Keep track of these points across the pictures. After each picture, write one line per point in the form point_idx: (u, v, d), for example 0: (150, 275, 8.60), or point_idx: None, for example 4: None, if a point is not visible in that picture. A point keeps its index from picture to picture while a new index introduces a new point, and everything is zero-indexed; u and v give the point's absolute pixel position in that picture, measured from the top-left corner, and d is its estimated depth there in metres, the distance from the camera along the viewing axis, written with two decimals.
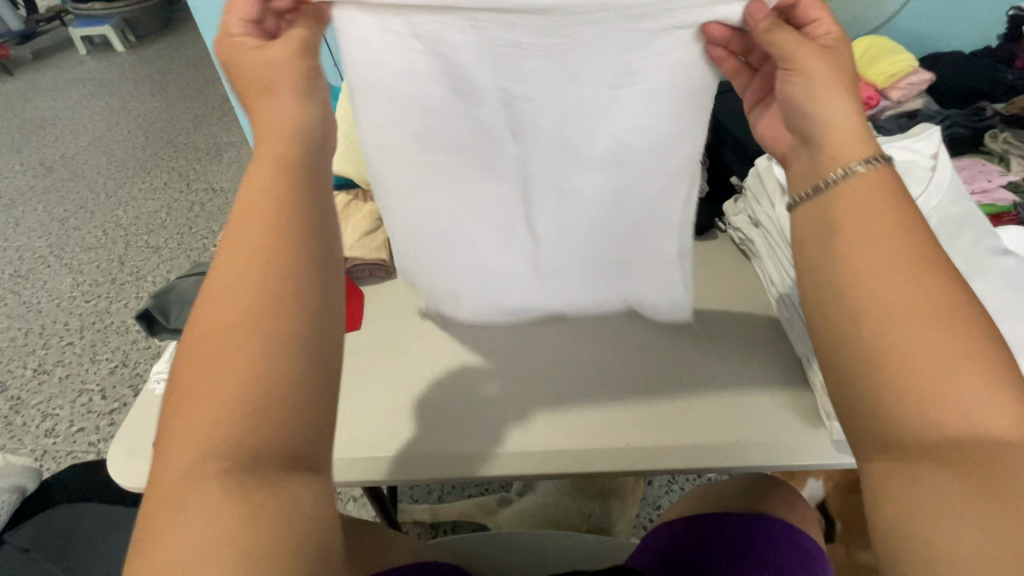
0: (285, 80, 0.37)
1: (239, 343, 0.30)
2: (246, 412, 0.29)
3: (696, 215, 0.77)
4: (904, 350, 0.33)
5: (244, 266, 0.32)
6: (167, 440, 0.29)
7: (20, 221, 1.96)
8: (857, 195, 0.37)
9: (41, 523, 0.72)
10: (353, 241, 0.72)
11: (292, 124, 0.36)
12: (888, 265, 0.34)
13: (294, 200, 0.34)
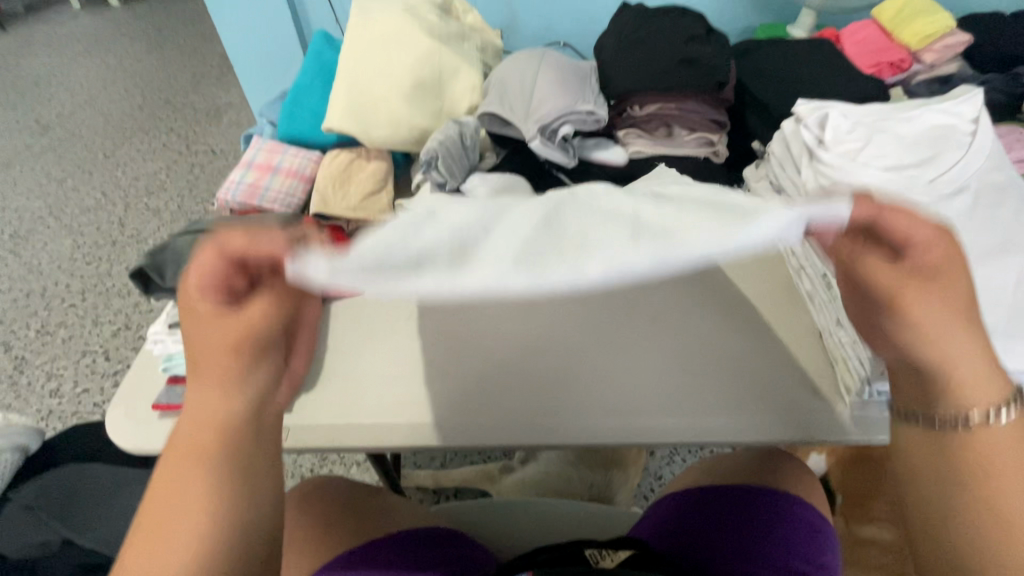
0: (214, 369, 0.35)
1: (162, 539, 0.31)
2: None
3: (715, 181, 0.74)
4: (970, 530, 0.32)
5: (187, 457, 0.33)
6: None
7: (17, 181, 1.92)
8: (988, 442, 0.32)
9: (45, 483, 0.72)
10: (357, 202, 0.69)
11: (243, 388, 0.35)
12: (1000, 461, 0.32)
13: (248, 425, 0.35)
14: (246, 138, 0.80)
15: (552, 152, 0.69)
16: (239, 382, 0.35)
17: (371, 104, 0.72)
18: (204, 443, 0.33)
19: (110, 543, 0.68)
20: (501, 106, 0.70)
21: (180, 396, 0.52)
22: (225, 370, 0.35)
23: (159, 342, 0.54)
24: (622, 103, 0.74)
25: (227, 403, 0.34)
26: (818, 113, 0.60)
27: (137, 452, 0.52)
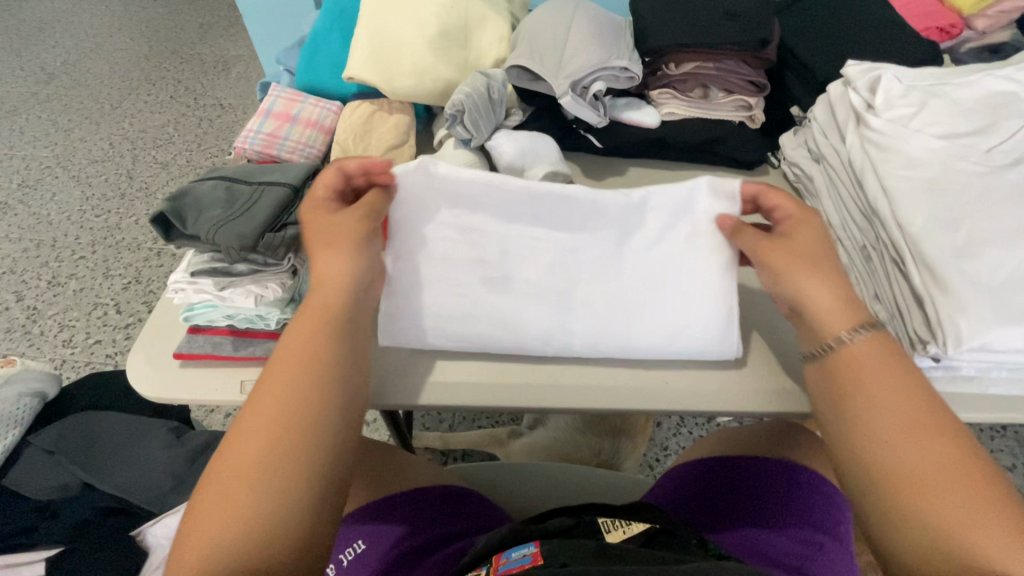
0: (339, 232, 0.45)
1: (297, 371, 0.38)
2: (284, 437, 0.36)
3: (749, 148, 0.71)
4: (914, 475, 0.35)
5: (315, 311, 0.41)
6: (239, 428, 0.36)
7: (24, 128, 1.89)
8: (864, 357, 0.40)
9: (64, 428, 0.71)
10: (378, 154, 0.66)
11: (355, 255, 0.44)
12: (885, 373, 0.39)
13: (352, 295, 0.43)
14: (263, 86, 0.77)
15: (584, 109, 0.66)
16: (349, 256, 0.44)
17: (395, 53, 0.69)
18: (331, 287, 0.43)
19: (131, 489, 0.68)
20: (530, 59, 0.67)
21: (200, 346, 0.51)
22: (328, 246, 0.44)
23: (179, 292, 0.50)
24: (657, 61, 0.70)
25: (342, 261, 0.43)
26: (869, 75, 0.57)
27: (159, 401, 0.51)
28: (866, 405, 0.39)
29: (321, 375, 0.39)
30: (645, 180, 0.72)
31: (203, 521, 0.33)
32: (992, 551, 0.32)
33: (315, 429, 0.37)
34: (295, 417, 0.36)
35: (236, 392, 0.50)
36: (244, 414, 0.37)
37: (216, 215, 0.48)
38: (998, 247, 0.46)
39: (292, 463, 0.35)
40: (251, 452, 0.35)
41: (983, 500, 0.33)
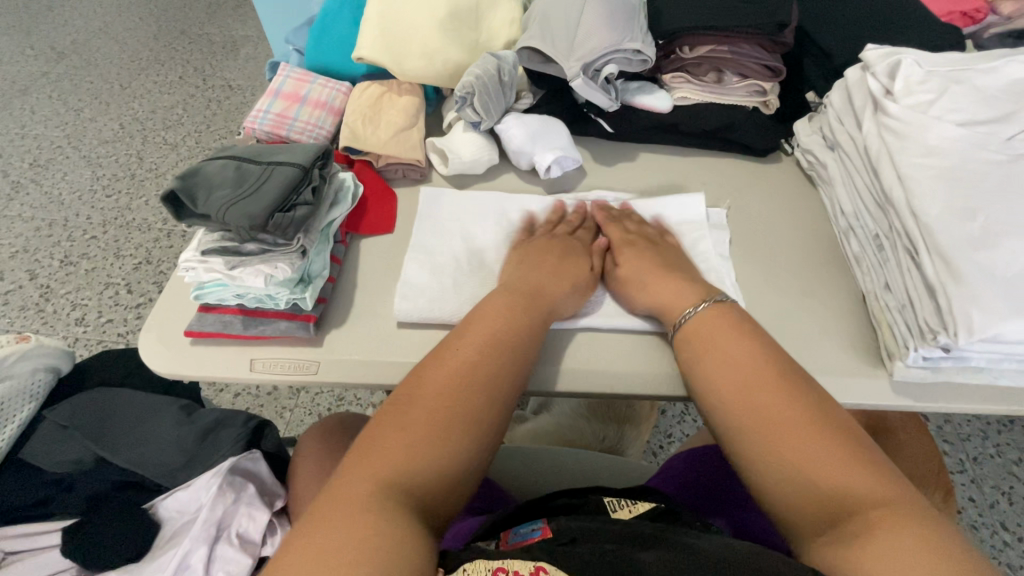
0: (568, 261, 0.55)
1: (493, 347, 0.46)
2: (477, 392, 0.43)
3: (762, 134, 0.70)
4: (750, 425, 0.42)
5: (513, 303, 0.50)
6: (438, 370, 0.43)
7: (34, 108, 1.89)
8: (709, 330, 0.48)
9: (76, 404, 0.73)
10: (386, 136, 0.66)
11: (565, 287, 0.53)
12: (739, 347, 0.46)
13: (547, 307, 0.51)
14: (272, 66, 0.76)
15: (595, 92, 0.65)
16: (573, 289, 0.54)
17: (405, 34, 0.68)
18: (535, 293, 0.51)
19: (142, 464, 0.69)
20: (542, 40, 0.66)
21: (211, 324, 0.52)
22: (549, 270, 0.54)
23: (190, 271, 0.50)
24: (671, 44, 0.69)
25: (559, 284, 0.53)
26: (889, 60, 0.56)
27: (172, 377, 0.52)
28: (710, 369, 0.46)
29: (515, 365, 0.46)
30: (655, 166, 0.71)
31: (411, 433, 0.40)
32: (829, 479, 0.38)
33: (503, 400, 0.44)
34: (497, 382, 0.44)
35: (246, 369, 0.51)
36: (449, 361, 0.44)
37: (225, 195, 0.48)
38: (1015, 238, 0.45)
39: (486, 422, 0.42)
40: (453, 392, 0.42)
41: (816, 437, 0.40)
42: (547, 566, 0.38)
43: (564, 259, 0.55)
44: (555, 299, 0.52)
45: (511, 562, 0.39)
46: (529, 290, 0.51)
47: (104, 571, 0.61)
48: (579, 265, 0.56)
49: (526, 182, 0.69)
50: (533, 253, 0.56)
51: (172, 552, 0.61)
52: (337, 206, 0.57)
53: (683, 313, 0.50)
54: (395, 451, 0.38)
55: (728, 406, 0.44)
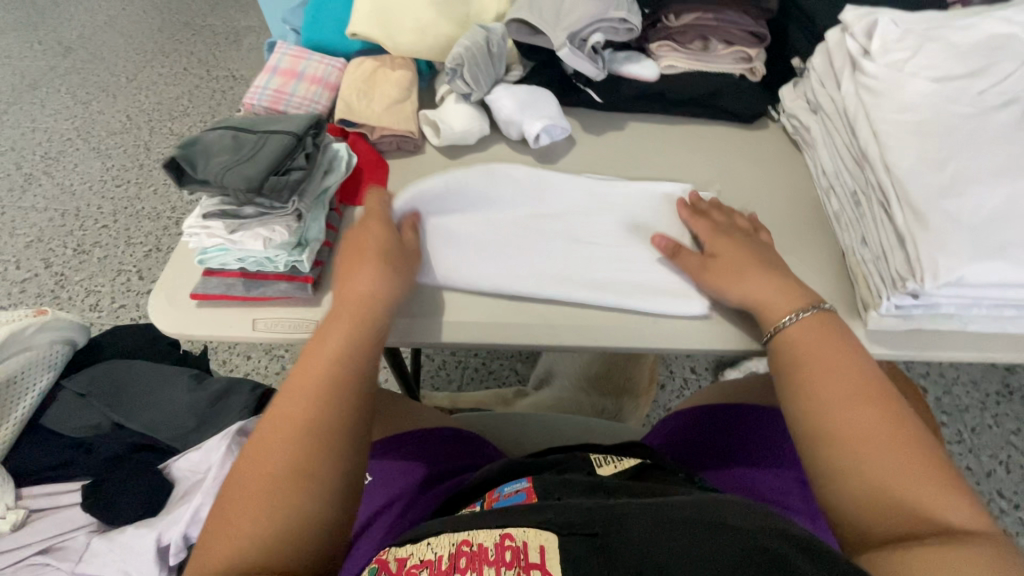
0: (393, 254, 0.53)
1: (314, 378, 0.44)
2: (305, 435, 0.42)
3: (749, 100, 0.71)
4: (847, 436, 0.42)
5: (345, 319, 0.48)
6: (268, 423, 0.43)
7: (44, 102, 1.93)
8: (803, 340, 0.48)
9: (95, 374, 0.77)
10: (381, 109, 0.68)
11: (382, 289, 0.50)
12: (844, 358, 0.46)
13: (376, 309, 0.49)
14: (269, 45, 0.78)
15: (582, 62, 0.67)
16: (387, 272, 0.51)
17: (397, 10, 0.70)
18: (360, 300, 0.49)
19: (157, 427, 0.73)
20: (529, 11, 0.67)
21: (215, 287, 0.55)
22: (370, 269, 0.51)
23: (193, 236, 0.53)
24: (656, 13, 0.70)
25: (382, 279, 0.50)
26: (867, 19, 0.57)
27: (179, 337, 0.55)
28: (814, 377, 0.46)
29: (342, 385, 0.45)
30: (643, 135, 0.73)
31: (243, 501, 0.39)
32: (922, 504, 0.38)
33: (337, 428, 0.43)
34: (316, 432, 0.42)
35: (249, 328, 0.54)
36: (275, 415, 0.43)
37: (224, 160, 0.51)
38: (982, 186, 0.47)
39: (319, 471, 0.41)
40: (280, 447, 0.41)
41: (914, 459, 0.40)
42: (513, 533, 0.38)
43: (378, 246, 0.52)
44: (387, 297, 0.50)
45: (475, 534, 0.39)
46: (359, 300, 0.49)
47: (122, 526, 0.65)
48: (392, 241, 0.54)
49: (516, 151, 0.71)
50: (344, 257, 0.53)
51: (186, 505, 0.65)
52: (331, 173, 0.59)
53: (781, 320, 0.50)
54: (243, 528, 0.38)
55: (829, 412, 0.44)
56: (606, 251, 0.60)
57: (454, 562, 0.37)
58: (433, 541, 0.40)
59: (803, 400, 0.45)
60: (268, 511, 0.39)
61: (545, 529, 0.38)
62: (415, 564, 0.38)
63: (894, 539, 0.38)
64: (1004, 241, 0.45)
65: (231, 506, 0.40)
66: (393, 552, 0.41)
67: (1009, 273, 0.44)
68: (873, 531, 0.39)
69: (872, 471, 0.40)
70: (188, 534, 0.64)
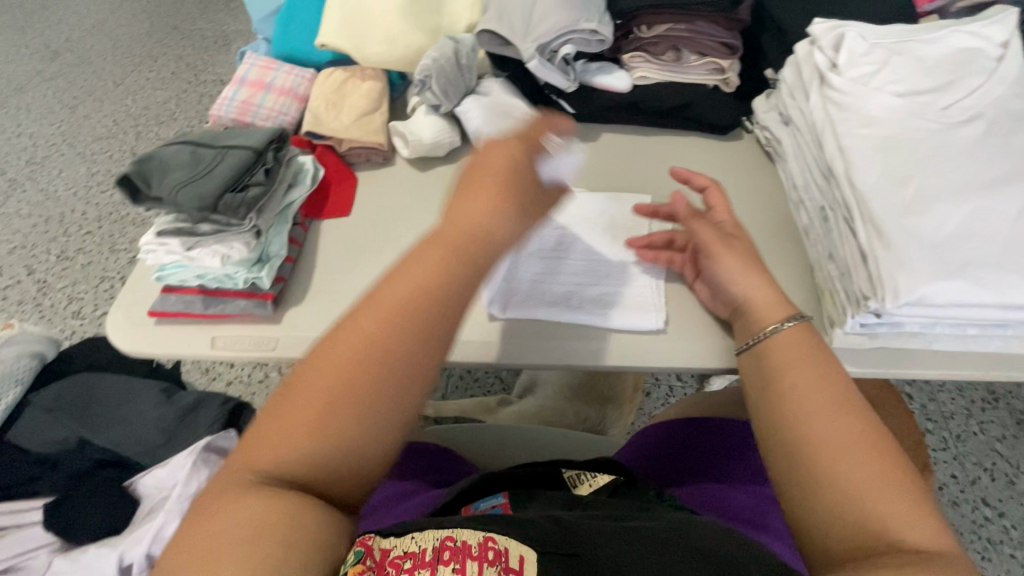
0: (518, 176, 0.40)
1: (412, 298, 0.33)
2: (386, 366, 0.32)
3: (722, 111, 0.71)
4: (817, 448, 0.40)
5: (456, 239, 0.36)
6: (344, 323, 0.32)
7: (30, 106, 1.92)
8: (785, 349, 0.46)
9: (61, 389, 0.76)
10: (349, 121, 0.67)
11: (501, 220, 0.38)
12: (825, 368, 0.44)
13: (491, 243, 0.37)
14: (240, 55, 0.77)
15: (552, 74, 0.66)
16: (511, 205, 0.39)
17: (366, 21, 0.70)
18: (470, 224, 0.37)
19: (124, 443, 0.72)
20: (499, 22, 0.67)
21: (173, 304, 0.54)
22: (489, 198, 0.38)
23: (149, 253, 0.52)
24: (628, 24, 0.70)
25: (502, 213, 0.38)
26: (835, 32, 0.56)
27: (137, 355, 0.54)
28: (795, 387, 0.44)
29: (445, 320, 0.33)
30: (616, 146, 0.72)
31: (293, 407, 0.30)
32: (888, 523, 0.36)
33: (423, 373, 0.33)
34: (394, 370, 0.31)
35: (208, 346, 0.53)
36: (354, 315, 0.33)
37: (180, 176, 0.50)
38: (945, 204, 0.46)
39: (388, 416, 0.31)
40: (353, 363, 0.31)
41: (886, 475, 0.38)
42: (497, 537, 0.34)
43: (503, 177, 0.39)
44: (502, 241, 0.38)
45: (460, 530, 0.34)
46: (472, 221, 0.37)
47: (84, 544, 0.63)
48: (527, 180, 0.41)
49: None
50: (464, 178, 0.40)
51: (149, 523, 0.64)
52: (296, 186, 0.59)
53: (763, 329, 0.48)
54: (284, 444, 0.30)
55: (806, 425, 0.41)
56: (574, 268, 0.60)
57: (437, 556, 0.31)
58: (415, 535, 0.34)
59: (780, 410, 0.43)
60: (321, 439, 0.30)
61: (526, 539, 0.34)
62: (398, 555, 0.32)
63: (848, 555, 0.36)
64: (966, 260, 0.44)
65: (281, 406, 0.31)
66: (376, 538, 0.33)
67: (971, 292, 0.43)
68: (834, 547, 0.37)
69: (840, 483, 0.38)
70: (151, 553, 0.62)
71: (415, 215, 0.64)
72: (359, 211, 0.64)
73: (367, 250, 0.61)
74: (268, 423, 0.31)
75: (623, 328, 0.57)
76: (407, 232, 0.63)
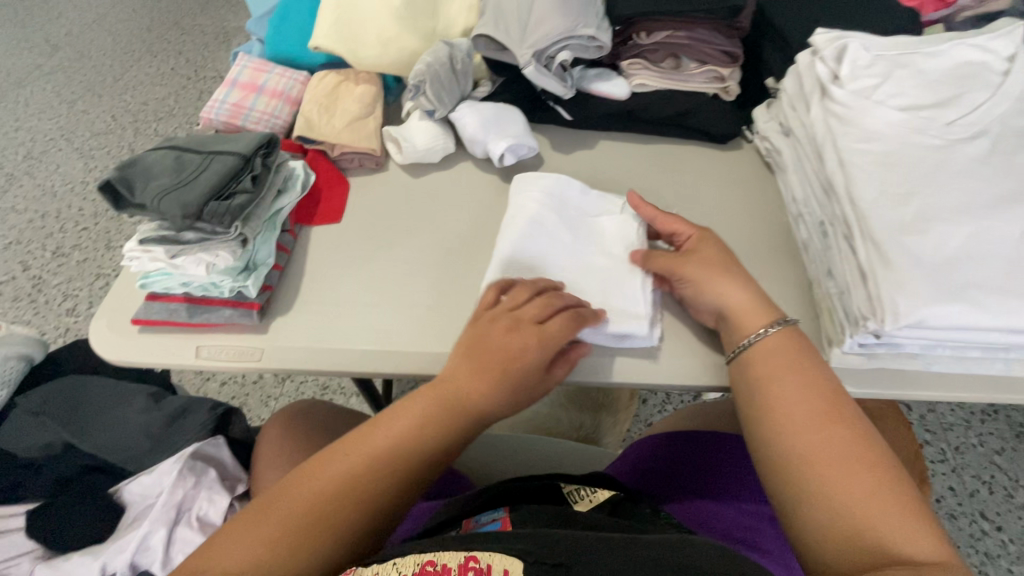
0: (509, 352, 0.46)
1: (382, 457, 0.43)
2: (349, 508, 0.41)
3: (721, 120, 0.70)
4: (810, 459, 0.40)
5: (427, 411, 0.45)
6: (325, 461, 0.43)
7: (28, 100, 1.91)
8: (769, 357, 0.46)
9: (49, 393, 0.75)
10: (341, 125, 0.66)
11: (472, 391, 0.45)
12: (811, 381, 0.44)
13: (456, 424, 0.45)
14: (233, 55, 0.76)
15: (548, 80, 0.65)
16: (492, 380, 0.46)
17: (360, 24, 0.68)
18: (449, 400, 0.45)
19: (109, 449, 0.71)
20: (495, 27, 0.66)
21: (158, 312, 0.53)
22: (479, 375, 0.46)
23: (134, 260, 0.51)
24: (627, 30, 0.69)
25: (477, 389, 0.45)
26: (837, 43, 0.55)
27: (122, 364, 0.53)
28: (778, 397, 0.43)
29: (405, 476, 0.43)
30: (613, 154, 0.71)
31: (261, 524, 0.39)
32: (886, 535, 0.36)
33: (373, 516, 0.42)
34: (360, 507, 0.41)
35: (192, 356, 0.52)
36: (335, 461, 0.43)
37: (164, 183, 0.49)
38: (946, 224, 0.45)
39: (336, 545, 0.40)
40: (318, 496, 0.41)
41: (879, 484, 0.38)
42: (479, 555, 0.35)
43: (511, 360, 0.46)
44: (483, 419, 0.46)
45: (441, 554, 0.36)
46: (447, 394, 0.46)
47: (67, 552, 0.63)
48: (532, 372, 0.47)
49: (482, 170, 0.69)
50: (473, 343, 0.48)
51: (133, 532, 0.62)
52: (284, 194, 0.57)
53: (744, 339, 0.48)
54: (239, 551, 0.38)
55: (793, 436, 0.41)
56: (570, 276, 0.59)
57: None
58: (397, 561, 0.36)
59: (766, 422, 0.43)
60: (276, 552, 0.38)
61: (511, 553, 0.35)
62: None
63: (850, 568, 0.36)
64: (968, 283, 0.43)
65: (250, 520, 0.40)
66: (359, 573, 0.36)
67: (972, 315, 0.42)
68: (836, 561, 0.37)
69: (836, 499, 0.38)
70: (134, 563, 0.61)
71: (405, 223, 0.63)
72: (350, 218, 0.63)
73: (355, 257, 0.60)
74: (251, 513, 0.40)
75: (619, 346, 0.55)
76: (396, 240, 0.62)
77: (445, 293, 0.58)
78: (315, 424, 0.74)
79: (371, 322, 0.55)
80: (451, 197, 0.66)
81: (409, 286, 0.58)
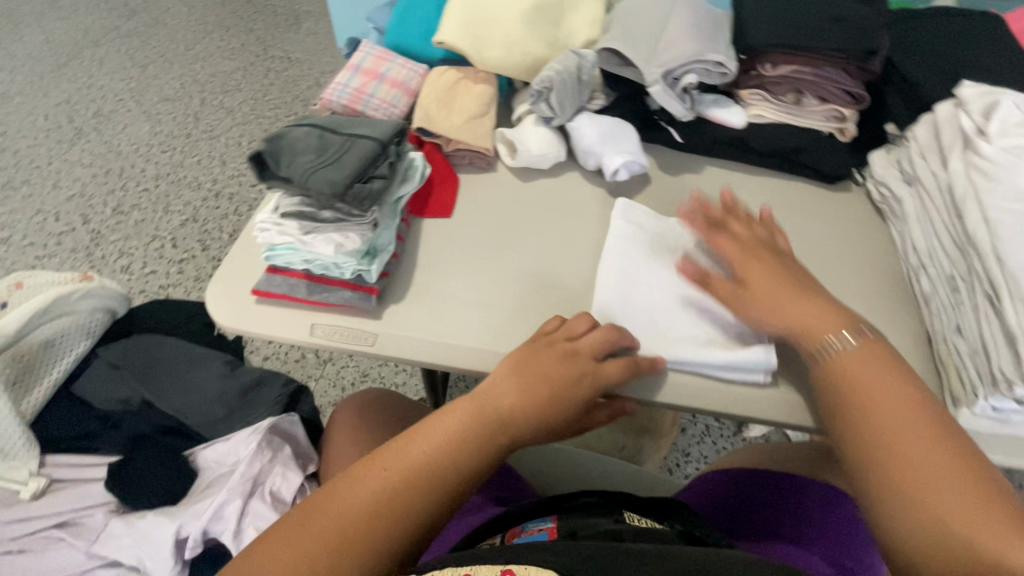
0: (551, 378, 0.48)
1: (422, 470, 0.43)
2: (387, 521, 0.40)
3: (836, 159, 0.68)
4: (893, 452, 0.39)
5: (470, 427, 0.45)
6: (364, 471, 0.43)
7: (103, 59, 1.96)
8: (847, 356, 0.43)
9: (130, 349, 0.75)
10: (460, 122, 0.67)
11: (513, 414, 0.46)
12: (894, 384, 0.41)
13: (499, 444, 0.46)
14: (352, 42, 0.77)
15: (671, 101, 0.65)
16: (533, 403, 0.47)
17: (487, 24, 0.69)
18: (490, 418, 0.46)
19: (186, 411, 0.71)
20: (624, 43, 0.66)
21: (278, 285, 0.54)
22: (521, 397, 0.47)
23: (264, 232, 0.52)
24: (753, 60, 0.68)
25: (518, 411, 0.46)
26: (987, 99, 0.55)
27: (233, 333, 0.54)
28: (865, 398, 0.41)
29: (445, 491, 0.43)
30: (719, 181, 0.70)
31: (298, 538, 0.39)
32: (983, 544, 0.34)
33: (411, 535, 0.41)
34: (398, 525, 0.41)
35: (306, 333, 0.53)
36: (376, 471, 0.43)
37: (310, 160, 0.49)
38: None
39: (371, 560, 0.39)
40: (359, 511, 0.40)
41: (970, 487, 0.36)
42: (515, 568, 0.35)
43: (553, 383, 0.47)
44: (519, 437, 0.47)
45: (478, 566, 0.35)
46: (490, 413, 0.46)
47: (140, 510, 0.63)
48: (575, 399, 0.48)
49: (589, 182, 0.69)
50: (519, 363, 0.49)
51: (210, 499, 0.63)
52: (406, 182, 0.57)
53: (827, 342, 0.45)
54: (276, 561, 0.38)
55: (882, 437, 0.39)
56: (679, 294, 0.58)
57: None
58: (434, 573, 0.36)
59: (849, 423, 0.41)
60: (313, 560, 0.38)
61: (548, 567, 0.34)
62: None
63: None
64: None
65: (287, 531, 0.40)
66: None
67: None
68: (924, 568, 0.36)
69: (934, 510, 0.36)
70: (207, 529, 0.60)
71: (511, 226, 0.63)
72: (460, 216, 0.63)
73: (468, 254, 0.60)
74: (289, 527, 0.40)
75: (727, 376, 0.53)
76: (504, 242, 0.61)
77: (556, 299, 0.58)
78: (387, 414, 0.74)
79: (480, 321, 0.55)
80: (562, 206, 0.66)
81: (517, 290, 0.58)
